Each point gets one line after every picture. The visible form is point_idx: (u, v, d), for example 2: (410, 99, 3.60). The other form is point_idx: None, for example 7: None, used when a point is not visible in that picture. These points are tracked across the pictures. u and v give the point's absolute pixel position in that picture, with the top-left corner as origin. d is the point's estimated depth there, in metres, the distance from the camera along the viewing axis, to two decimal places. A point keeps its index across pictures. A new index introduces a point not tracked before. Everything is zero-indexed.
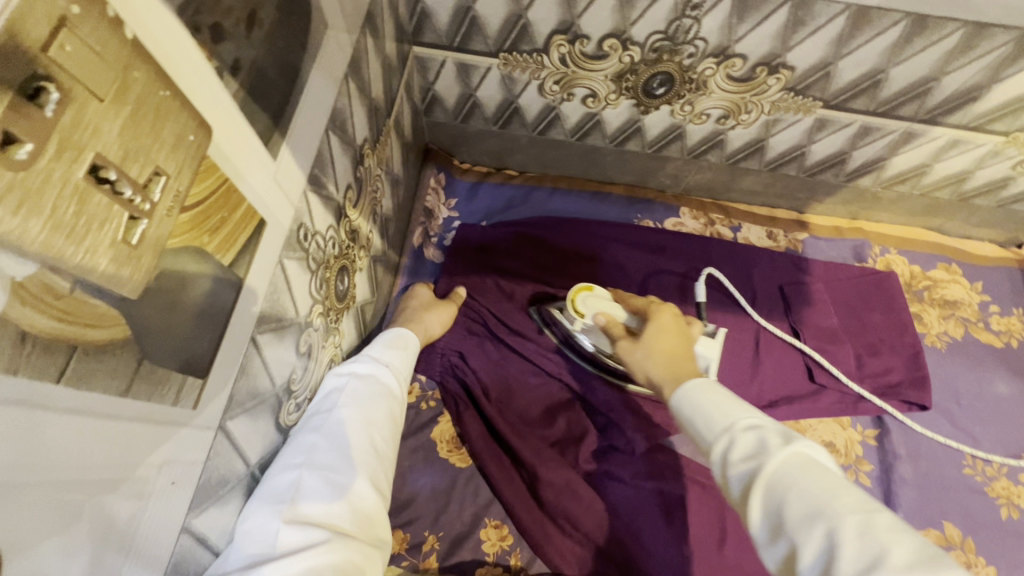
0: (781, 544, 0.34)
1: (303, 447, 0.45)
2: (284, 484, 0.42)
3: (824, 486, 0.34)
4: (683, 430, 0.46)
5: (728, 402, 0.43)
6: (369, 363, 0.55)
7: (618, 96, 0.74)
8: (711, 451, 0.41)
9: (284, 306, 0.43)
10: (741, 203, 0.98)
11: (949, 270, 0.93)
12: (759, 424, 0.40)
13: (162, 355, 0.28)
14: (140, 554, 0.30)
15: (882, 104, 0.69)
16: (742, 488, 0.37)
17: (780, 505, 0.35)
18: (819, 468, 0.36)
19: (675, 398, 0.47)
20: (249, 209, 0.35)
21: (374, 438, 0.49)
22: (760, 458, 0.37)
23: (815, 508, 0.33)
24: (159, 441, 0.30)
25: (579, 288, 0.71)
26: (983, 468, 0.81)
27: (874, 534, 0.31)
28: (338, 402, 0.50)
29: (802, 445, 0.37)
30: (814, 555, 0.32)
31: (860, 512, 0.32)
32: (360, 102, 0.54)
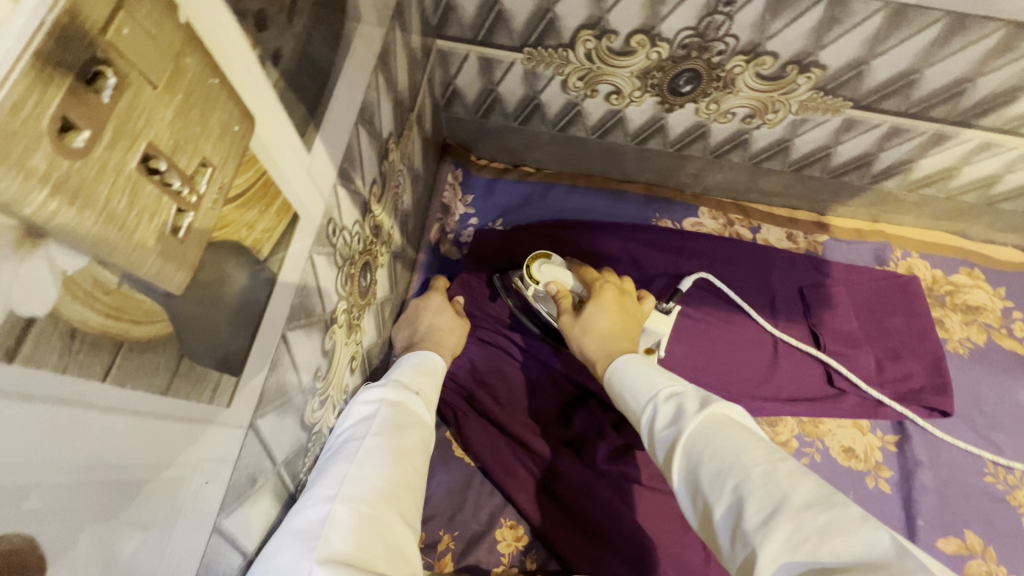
0: (699, 500, 0.36)
1: (335, 481, 0.45)
2: (316, 519, 0.42)
3: (733, 443, 0.35)
4: (618, 401, 0.48)
5: (655, 372, 0.45)
6: (398, 390, 0.55)
7: (642, 93, 0.73)
8: (640, 422, 0.43)
9: (313, 302, 0.42)
10: (761, 204, 0.97)
11: (971, 276, 0.92)
12: (681, 390, 0.42)
13: (201, 352, 0.27)
14: (174, 555, 0.29)
15: (914, 105, 0.67)
16: (666, 453, 0.39)
17: (697, 465, 0.36)
18: (733, 424, 0.38)
19: (611, 371, 0.49)
20: (285, 203, 0.34)
21: (405, 469, 0.48)
22: (679, 423, 0.39)
23: (725, 464, 0.34)
24: (194, 439, 0.29)
25: (538, 255, 0.73)
26: (1005, 476, 0.80)
27: (776, 480, 0.32)
28: (368, 431, 0.50)
29: (718, 406, 0.39)
30: (725, 509, 0.33)
31: (764, 463, 0.34)
32: (387, 94, 0.53)
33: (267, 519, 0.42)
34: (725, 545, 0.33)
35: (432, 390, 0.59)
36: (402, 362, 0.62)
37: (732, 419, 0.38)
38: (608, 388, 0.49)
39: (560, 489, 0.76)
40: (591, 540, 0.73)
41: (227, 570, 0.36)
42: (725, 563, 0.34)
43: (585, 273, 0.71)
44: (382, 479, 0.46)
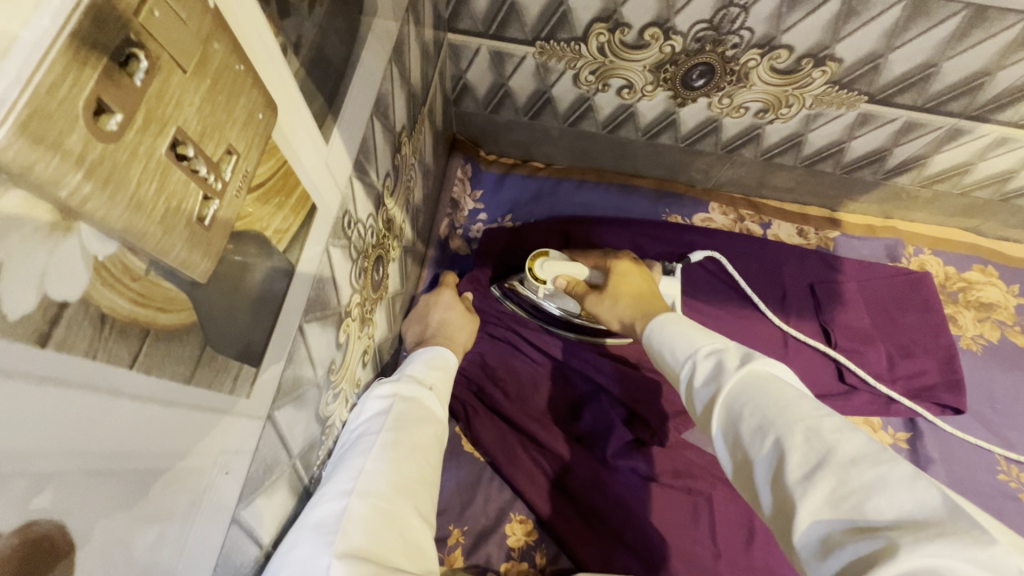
0: (738, 454, 0.36)
1: (351, 476, 0.45)
2: (334, 513, 0.42)
3: (776, 398, 0.35)
4: (655, 358, 0.48)
5: (695, 330, 0.45)
6: (412, 385, 0.55)
7: (655, 87, 0.73)
8: (680, 377, 0.44)
9: (329, 294, 0.42)
10: (771, 200, 0.96)
11: (984, 272, 0.91)
12: (722, 347, 0.42)
13: (223, 342, 0.27)
14: (196, 544, 0.29)
15: (931, 99, 0.67)
16: (706, 407, 0.40)
17: (737, 420, 0.36)
18: (776, 381, 0.37)
19: (649, 331, 0.50)
20: (304, 193, 0.34)
21: (420, 465, 0.48)
22: (719, 380, 0.39)
23: (767, 419, 0.35)
24: (216, 429, 0.29)
25: (535, 256, 0.73)
26: (1018, 473, 0.80)
27: (821, 436, 0.32)
28: (384, 426, 0.50)
29: (761, 362, 0.39)
30: (766, 461, 0.34)
31: (808, 419, 0.33)
32: (400, 87, 0.53)
33: (283, 511, 0.42)
34: (764, 498, 0.33)
35: (444, 386, 0.59)
36: (414, 357, 0.61)
37: (775, 375, 0.38)
38: (647, 345, 0.50)
39: (568, 486, 0.76)
40: (602, 535, 0.73)
41: (245, 562, 0.36)
42: (763, 513, 0.34)
43: (591, 262, 0.72)
44: (398, 474, 0.46)
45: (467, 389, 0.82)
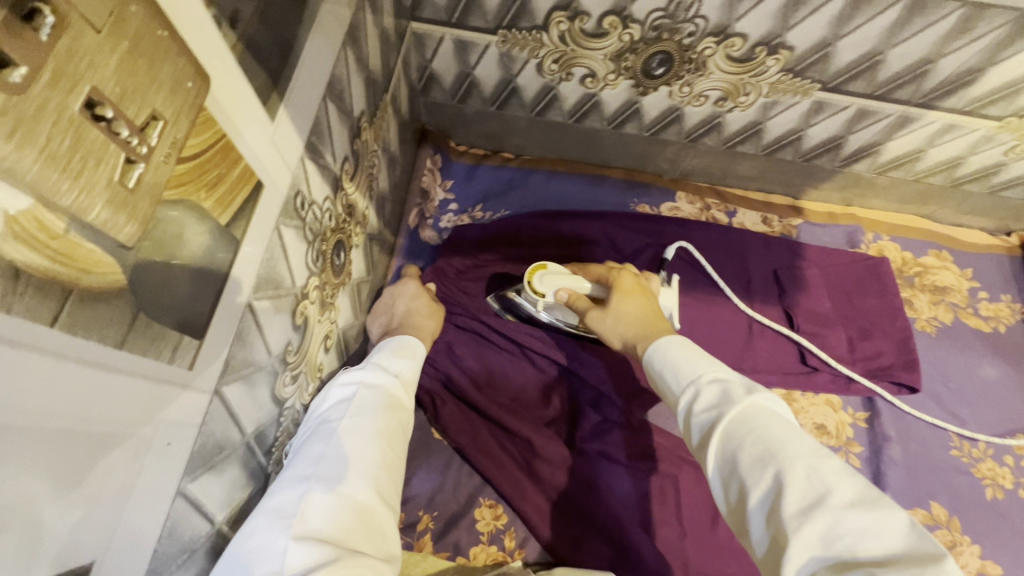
0: (732, 483, 0.37)
1: (311, 461, 0.45)
2: (292, 500, 0.42)
3: (779, 434, 0.36)
4: (653, 379, 0.47)
5: (697, 354, 0.45)
6: (378, 373, 0.54)
7: (617, 76, 0.74)
8: (677, 401, 0.43)
9: (282, 274, 0.43)
10: (736, 188, 0.98)
11: (940, 257, 0.95)
12: (725, 376, 0.42)
13: (157, 311, 0.28)
14: (138, 511, 0.29)
15: (880, 87, 0.69)
16: (702, 436, 0.40)
17: (735, 452, 0.37)
18: (779, 417, 0.38)
19: (648, 350, 0.48)
20: (247, 168, 0.34)
21: (384, 451, 0.48)
22: (722, 409, 0.39)
23: (768, 453, 0.35)
24: (156, 399, 0.29)
25: (534, 269, 0.71)
26: (970, 449, 0.83)
27: (821, 475, 0.33)
28: (345, 414, 0.49)
29: (762, 397, 0.39)
30: (761, 493, 0.35)
31: (809, 457, 0.35)
32: (358, 72, 0.53)
33: (237, 490, 0.42)
34: (754, 529, 0.35)
35: (411, 373, 0.58)
36: (382, 346, 0.60)
37: (777, 411, 0.39)
38: (644, 364, 0.49)
39: (536, 471, 0.77)
40: (569, 517, 0.74)
41: (194, 538, 0.36)
42: (750, 545, 0.36)
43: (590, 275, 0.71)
44: (361, 462, 0.46)
45: (436, 379, 0.82)
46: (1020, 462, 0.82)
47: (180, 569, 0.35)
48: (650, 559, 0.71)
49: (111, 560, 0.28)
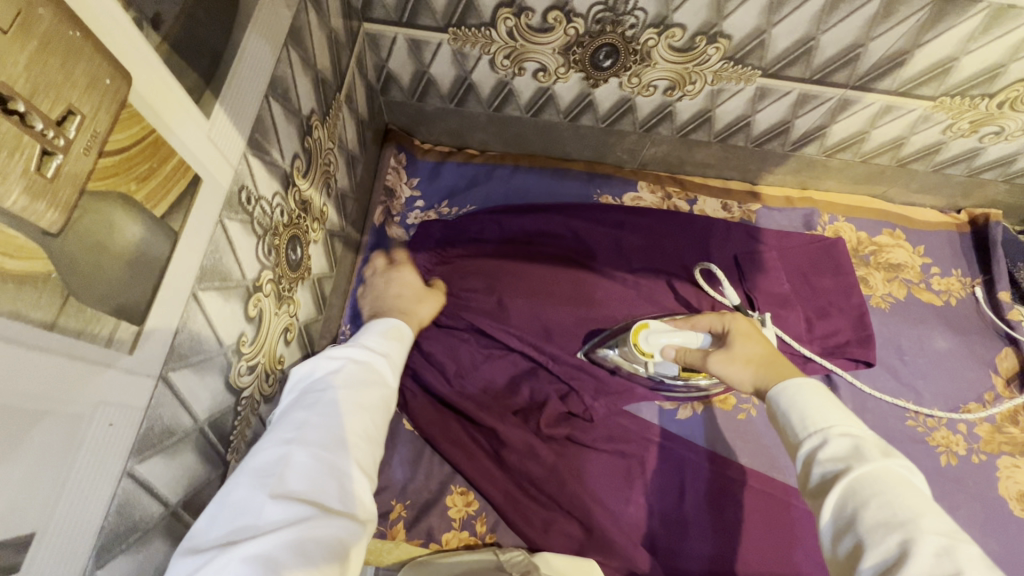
0: (848, 538, 0.39)
1: (293, 427, 0.46)
2: (274, 460, 0.44)
3: (911, 503, 0.38)
4: (773, 417, 0.50)
5: (828, 403, 0.46)
6: (363, 352, 0.56)
7: (567, 69, 0.76)
8: (799, 445, 0.45)
9: (229, 267, 0.44)
10: (696, 176, 1.01)
11: (893, 236, 0.98)
12: (859, 434, 0.43)
13: (90, 296, 0.29)
14: (81, 488, 0.31)
15: (817, 71, 0.72)
16: (821, 482, 0.42)
17: (859, 508, 0.39)
18: (915, 491, 0.39)
19: (772, 392, 0.50)
20: (182, 162, 0.36)
21: (365, 424, 0.50)
22: (851, 463, 0.41)
23: (895, 518, 0.37)
24: (96, 380, 0.31)
25: (637, 327, 0.76)
26: (925, 419, 0.86)
27: (952, 555, 0.34)
28: (328, 386, 0.51)
29: (898, 464, 0.41)
30: (880, 554, 0.36)
31: (942, 535, 0.36)
32: (303, 72, 0.55)
33: (194, 474, 0.44)
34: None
35: (396, 355, 0.59)
36: (368, 326, 0.61)
37: (914, 485, 0.40)
38: (766, 403, 0.51)
39: (503, 454, 0.78)
40: (538, 501, 0.76)
41: (146, 517, 0.38)
42: None
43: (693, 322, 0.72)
44: (342, 431, 0.47)
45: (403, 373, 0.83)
46: (972, 430, 0.86)
47: (134, 546, 0.37)
48: (615, 537, 0.73)
49: (54, 534, 0.30)
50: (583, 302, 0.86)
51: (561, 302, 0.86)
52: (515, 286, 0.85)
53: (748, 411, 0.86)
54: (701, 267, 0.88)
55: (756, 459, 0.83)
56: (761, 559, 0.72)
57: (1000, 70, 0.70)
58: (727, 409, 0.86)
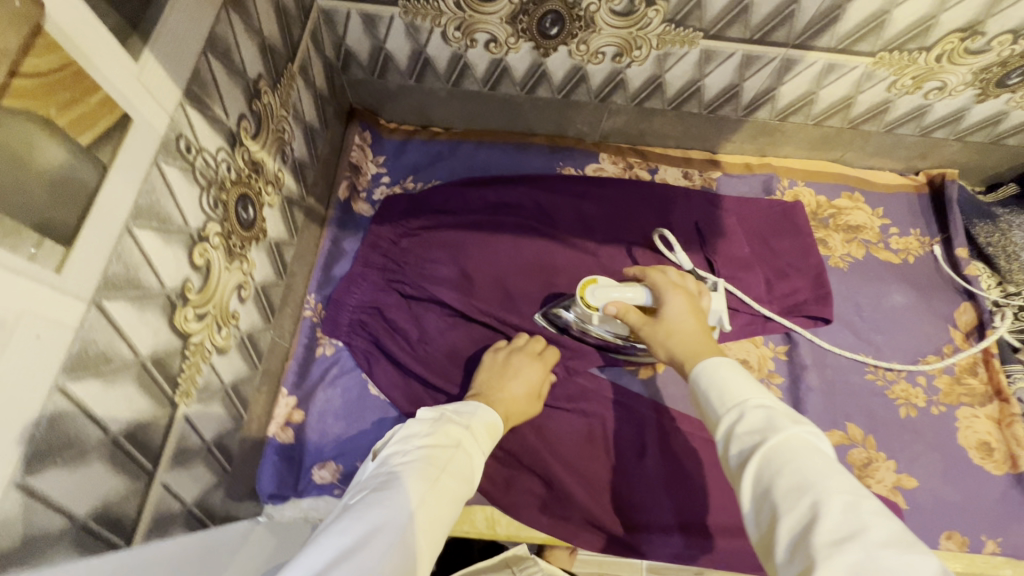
0: (766, 508, 0.40)
1: (404, 504, 0.47)
2: (393, 526, 0.44)
3: (818, 465, 0.39)
4: (697, 399, 0.51)
5: (742, 381, 0.49)
6: (468, 438, 0.56)
7: (517, 39, 0.79)
8: (720, 423, 0.47)
9: (168, 210, 0.47)
10: (657, 147, 1.03)
11: (852, 199, 1.00)
12: (770, 404, 0.46)
13: (7, 207, 0.32)
14: (8, 392, 0.33)
15: (756, 31, 0.74)
16: (741, 457, 0.43)
17: (775, 475, 0.40)
18: (820, 451, 0.41)
19: (693, 371, 0.53)
20: (107, 98, 0.38)
21: (448, 522, 0.50)
22: (766, 434, 0.43)
23: (805, 483, 0.38)
24: (20, 291, 0.33)
25: (586, 283, 0.76)
26: (885, 374, 0.87)
27: (857, 512, 0.36)
28: (445, 467, 0.52)
29: (805, 430, 0.43)
30: (795, 520, 0.38)
31: (847, 494, 0.38)
32: (247, 36, 0.57)
33: (137, 406, 0.46)
34: (781, 551, 0.38)
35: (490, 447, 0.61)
36: (477, 409, 0.62)
37: (818, 446, 0.42)
38: (691, 384, 0.53)
39: None
40: (499, 458, 0.78)
41: (82, 437, 0.40)
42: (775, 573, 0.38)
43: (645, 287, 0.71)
44: (439, 524, 0.49)
45: (355, 342, 0.82)
46: (932, 382, 0.87)
47: (70, 463, 0.39)
48: (575, 495, 0.76)
49: None
50: (545, 270, 0.88)
51: (522, 270, 0.88)
52: (478, 256, 0.88)
53: None
54: (657, 234, 0.90)
55: None
56: (714, 505, 0.76)
57: (932, 22, 0.71)
58: None
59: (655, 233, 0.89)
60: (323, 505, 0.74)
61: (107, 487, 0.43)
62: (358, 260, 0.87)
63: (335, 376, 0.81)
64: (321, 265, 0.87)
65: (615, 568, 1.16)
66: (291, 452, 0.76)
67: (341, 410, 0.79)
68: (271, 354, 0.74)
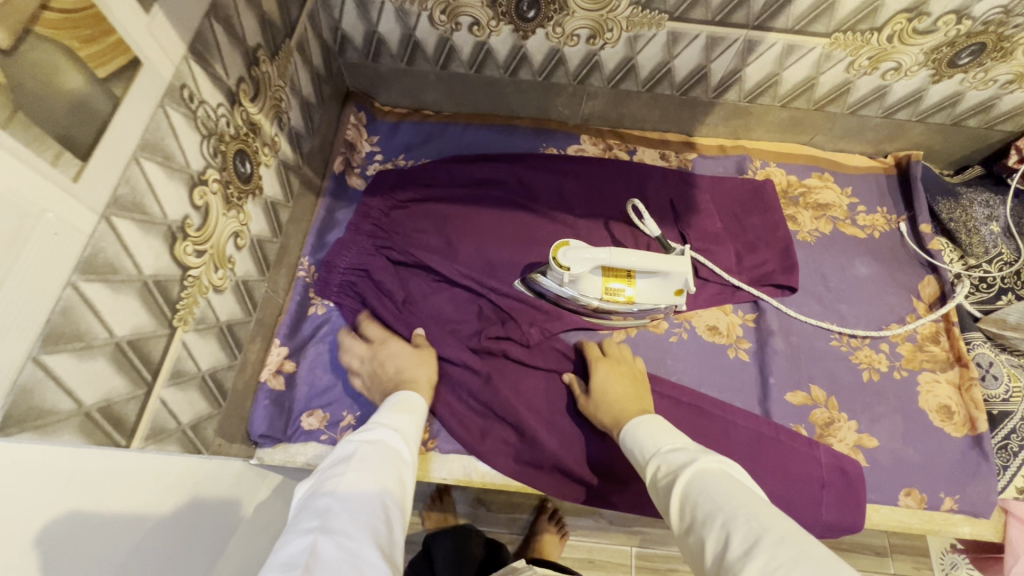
0: (692, 537, 0.48)
1: (316, 514, 0.47)
2: (304, 541, 0.44)
3: (724, 486, 0.48)
4: (637, 457, 0.62)
5: (664, 437, 0.60)
6: (372, 436, 0.59)
7: (497, 22, 0.86)
8: (650, 475, 0.57)
9: (172, 149, 0.53)
10: (636, 130, 1.08)
11: (822, 178, 1.04)
12: (683, 448, 0.56)
13: (35, 117, 0.38)
14: (30, 275, 0.39)
15: (717, 13, 0.80)
16: (667, 494, 0.53)
17: (694, 502, 0.49)
18: (726, 473, 0.51)
19: (624, 433, 0.66)
20: (122, 42, 0.45)
21: (386, 503, 0.51)
22: (679, 470, 0.53)
23: (715, 504, 0.47)
24: (41, 189, 0.39)
25: (558, 246, 0.81)
26: (849, 340, 0.91)
27: (756, 517, 0.44)
28: (348, 467, 0.53)
29: (713, 461, 0.53)
30: (712, 542, 0.45)
31: (748, 505, 0.45)
32: (248, 8, 0.64)
33: (138, 319, 0.52)
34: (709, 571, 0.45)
35: (407, 431, 0.63)
36: (382, 413, 0.65)
37: (725, 470, 0.52)
38: (625, 450, 0.65)
39: (448, 366, 0.85)
40: (476, 411, 0.83)
41: (90, 333, 0.46)
42: None
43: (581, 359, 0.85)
44: (380, 508, 0.50)
45: (345, 301, 0.88)
46: (895, 349, 0.91)
47: (78, 352, 0.45)
48: (547, 445, 0.81)
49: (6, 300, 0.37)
50: (523, 240, 0.94)
51: (502, 239, 0.93)
52: (461, 226, 0.94)
53: (679, 334, 0.91)
54: (630, 205, 0.95)
55: (686, 375, 0.88)
56: None
57: (878, 4, 0.77)
58: (660, 331, 0.91)
59: (629, 204, 0.95)
60: (311, 450, 0.79)
61: (110, 384, 0.49)
62: (349, 228, 0.92)
63: (326, 333, 0.86)
64: (315, 232, 0.93)
65: (605, 555, 1.13)
66: (281, 398, 0.81)
67: (329, 364, 0.84)
68: (266, 305, 0.80)
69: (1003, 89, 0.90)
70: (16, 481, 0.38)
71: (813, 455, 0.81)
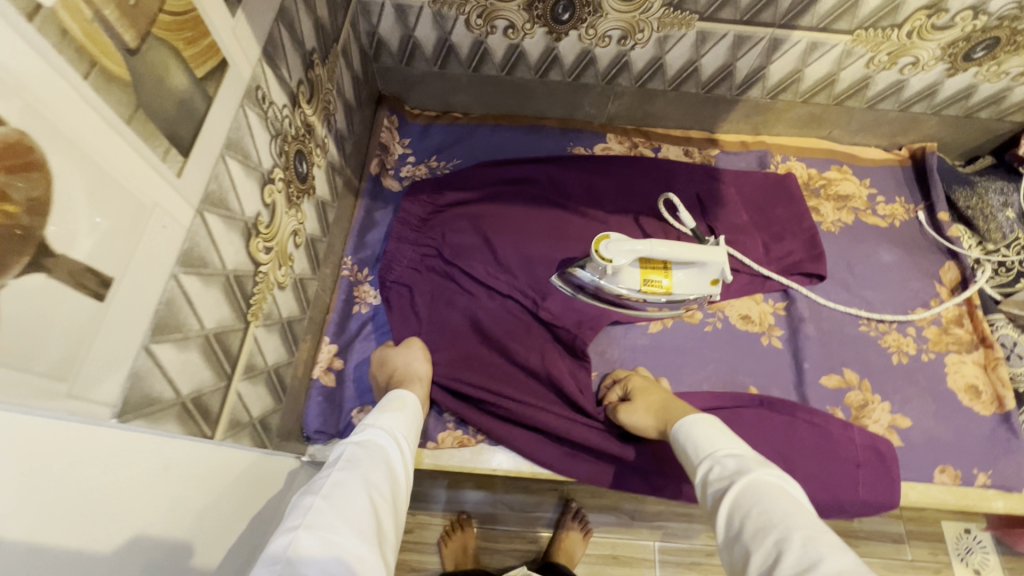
0: (740, 546, 0.49)
1: (301, 512, 0.47)
2: (284, 538, 0.44)
3: (781, 506, 0.49)
4: (685, 451, 0.64)
5: (717, 436, 0.61)
6: (362, 436, 0.59)
7: (532, 24, 0.88)
8: (700, 474, 0.59)
9: (248, 148, 0.55)
10: (659, 128, 1.11)
11: (841, 171, 1.08)
12: (740, 453, 0.57)
13: (152, 114, 0.40)
14: (144, 266, 0.41)
15: (745, 12, 0.84)
16: (718, 499, 0.54)
17: (746, 514, 0.50)
18: (782, 491, 0.51)
19: (673, 429, 0.67)
20: (215, 45, 0.47)
21: (372, 498, 0.51)
22: (735, 476, 0.54)
23: (770, 522, 0.48)
24: (154, 182, 0.41)
25: (599, 240, 0.82)
26: (877, 325, 0.94)
27: (815, 545, 0.44)
28: (335, 467, 0.53)
29: (770, 474, 0.53)
30: (761, 555, 0.47)
31: (805, 530, 0.46)
32: (305, 13, 0.67)
33: (221, 312, 0.53)
34: None
35: (400, 426, 0.63)
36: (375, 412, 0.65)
37: (781, 485, 0.52)
38: (672, 440, 0.67)
39: (493, 360, 0.87)
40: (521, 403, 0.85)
41: (186, 325, 0.47)
42: None
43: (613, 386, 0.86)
44: (366, 503, 0.50)
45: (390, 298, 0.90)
46: (922, 332, 0.94)
47: (177, 342, 0.46)
48: (588, 435, 0.82)
49: (126, 289, 0.39)
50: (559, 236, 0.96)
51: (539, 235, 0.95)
52: (497, 223, 0.94)
53: (714, 323, 0.94)
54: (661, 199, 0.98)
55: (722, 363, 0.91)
56: None
57: (900, 2, 0.81)
58: (695, 322, 0.94)
59: (660, 198, 0.97)
60: None
61: (200, 375, 0.50)
62: (395, 232, 0.94)
63: (372, 331, 0.88)
64: (356, 232, 0.96)
65: (629, 551, 1.12)
66: (333, 394, 0.82)
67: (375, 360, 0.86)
68: (316, 302, 0.82)
69: (1015, 81, 0.94)
70: (131, 464, 0.39)
71: (850, 436, 0.84)
